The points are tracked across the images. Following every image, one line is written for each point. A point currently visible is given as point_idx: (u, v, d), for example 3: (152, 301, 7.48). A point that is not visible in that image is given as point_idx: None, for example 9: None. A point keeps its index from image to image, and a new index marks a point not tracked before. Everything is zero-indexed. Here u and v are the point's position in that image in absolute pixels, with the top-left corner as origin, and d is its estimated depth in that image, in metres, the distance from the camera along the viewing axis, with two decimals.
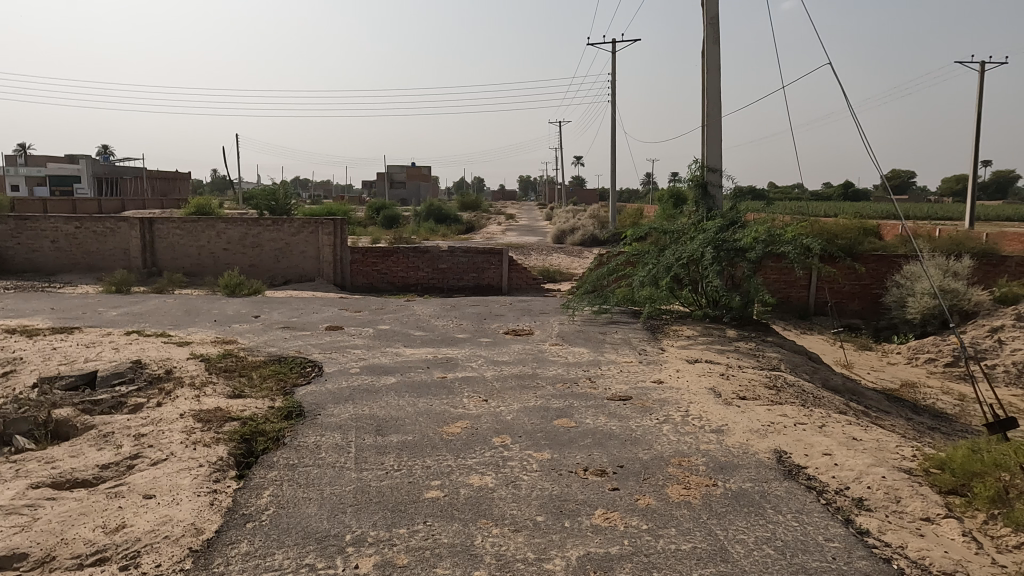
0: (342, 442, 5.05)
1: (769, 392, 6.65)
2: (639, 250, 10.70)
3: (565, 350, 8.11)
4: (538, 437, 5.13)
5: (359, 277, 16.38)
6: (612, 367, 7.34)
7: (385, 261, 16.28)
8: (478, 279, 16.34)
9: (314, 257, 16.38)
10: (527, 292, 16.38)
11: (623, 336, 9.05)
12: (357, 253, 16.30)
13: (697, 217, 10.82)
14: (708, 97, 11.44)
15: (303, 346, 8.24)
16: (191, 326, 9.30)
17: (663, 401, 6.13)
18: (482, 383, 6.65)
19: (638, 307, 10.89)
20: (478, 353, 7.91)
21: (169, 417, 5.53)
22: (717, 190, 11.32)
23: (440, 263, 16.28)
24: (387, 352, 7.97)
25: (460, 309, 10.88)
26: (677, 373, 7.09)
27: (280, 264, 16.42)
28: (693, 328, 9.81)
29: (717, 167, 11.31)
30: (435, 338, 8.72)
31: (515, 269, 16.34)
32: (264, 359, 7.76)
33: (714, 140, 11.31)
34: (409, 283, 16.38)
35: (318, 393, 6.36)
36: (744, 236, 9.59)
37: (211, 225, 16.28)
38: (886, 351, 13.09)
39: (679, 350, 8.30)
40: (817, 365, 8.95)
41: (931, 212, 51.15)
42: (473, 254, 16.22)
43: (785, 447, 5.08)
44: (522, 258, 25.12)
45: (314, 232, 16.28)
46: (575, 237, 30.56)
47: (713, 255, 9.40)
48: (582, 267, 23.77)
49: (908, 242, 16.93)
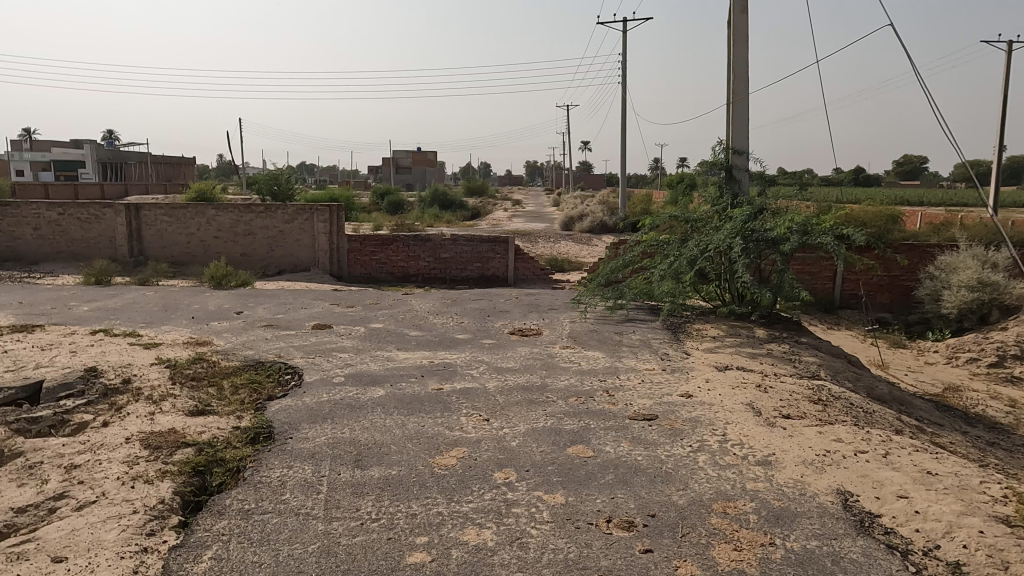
0: (311, 479, 4.17)
1: (816, 409, 5.74)
2: (657, 241, 9.76)
3: (576, 353, 7.23)
4: (549, 473, 4.25)
5: (356, 267, 15.52)
6: (632, 376, 6.44)
7: (384, 251, 15.42)
8: (482, 269, 15.46)
9: (309, 246, 15.51)
10: (535, 283, 15.45)
11: (641, 337, 8.14)
12: (354, 242, 15.43)
13: (722, 204, 9.85)
14: (735, 72, 10.45)
15: (285, 349, 7.39)
16: (164, 325, 8.46)
17: (695, 421, 5.24)
18: (483, 397, 5.77)
19: (656, 303, 9.96)
20: (479, 358, 7.02)
21: (112, 442, 4.67)
22: (742, 175, 10.34)
23: (442, 252, 15.39)
24: (377, 356, 7.09)
25: (461, 304, 10.00)
26: (707, 384, 6.18)
27: (273, 253, 15.55)
28: (719, 327, 8.89)
29: (743, 149, 10.35)
30: (432, 339, 7.83)
31: (521, 259, 15.41)
32: (239, 365, 6.89)
33: (741, 119, 10.36)
34: (410, 274, 15.52)
35: (293, 409, 5.49)
36: (777, 226, 8.63)
37: (200, 212, 15.43)
38: (922, 349, 12.12)
39: (706, 355, 7.39)
40: (858, 370, 8.01)
41: (948, 199, 49.79)
42: (477, 243, 15.31)
43: (849, 487, 4.16)
44: (528, 246, 24.20)
45: (309, 219, 15.39)
46: (583, 223, 29.57)
47: (743, 246, 8.43)
48: (591, 256, 22.83)
49: (940, 231, 15.88)
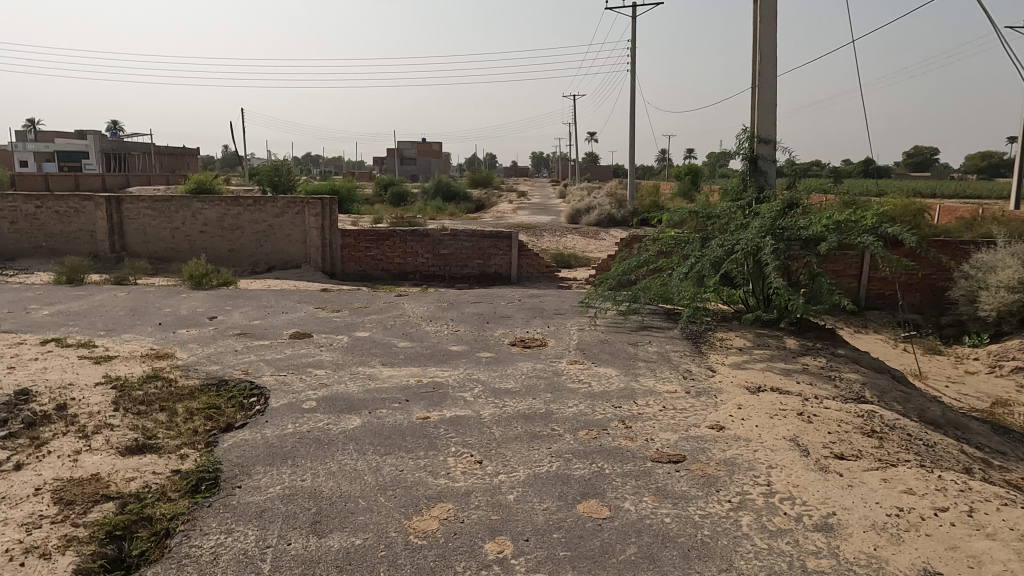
0: (252, 552, 3.29)
1: (872, 446, 4.82)
2: (675, 240, 8.83)
3: (585, 370, 6.33)
4: (553, 544, 3.36)
5: (351, 264, 14.66)
6: (651, 401, 5.53)
7: (380, 246, 14.55)
8: (484, 266, 14.55)
9: (300, 241, 14.62)
10: (540, 280, 14.54)
11: (658, 349, 7.23)
12: (348, 237, 14.55)
13: (747, 198, 8.91)
14: (761, 52, 9.49)
15: (254, 364, 6.52)
16: (126, 333, 7.61)
17: (731, 465, 4.33)
18: (476, 430, 4.88)
19: (674, 308, 9.04)
20: (475, 377, 6.12)
21: (17, 494, 3.81)
22: (768, 166, 9.38)
23: (441, 248, 14.50)
24: (358, 374, 6.20)
25: (458, 309, 9.11)
26: (741, 413, 5.27)
27: (262, 249, 14.68)
28: (744, 337, 7.97)
29: (770, 138, 9.39)
30: (423, 352, 6.93)
31: (525, 255, 14.48)
32: (199, 383, 6.01)
33: (768, 104, 9.38)
34: (407, 271, 14.64)
35: (250, 445, 4.61)
36: (812, 223, 7.67)
37: (185, 205, 14.57)
38: (960, 357, 11.14)
39: (733, 372, 6.48)
40: (905, 387, 7.06)
41: (964, 191, 48.44)
42: (478, 238, 14.40)
43: (938, 565, 3.25)
44: (533, 240, 23.29)
45: (300, 213, 14.49)
46: (590, 216, 28.54)
47: (776, 247, 7.46)
48: (599, 250, 21.91)
49: (974, 226, 14.83)
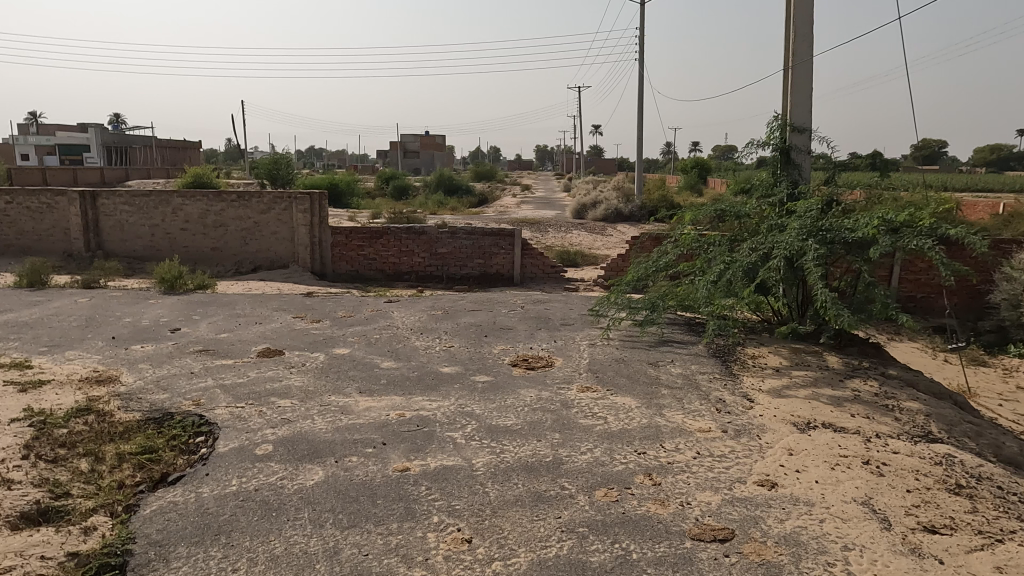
0: None
1: (967, 511, 3.80)
2: (699, 241, 7.81)
3: (599, 400, 5.34)
4: None
5: (342, 264, 13.67)
6: (682, 443, 4.54)
7: (373, 245, 13.57)
8: (485, 266, 13.56)
9: (288, 239, 13.64)
10: (545, 282, 13.54)
11: (682, 370, 6.24)
12: (339, 234, 13.57)
13: (781, 194, 7.87)
14: (796, 30, 8.44)
15: (209, 390, 5.54)
16: (72, 349, 6.65)
17: (795, 545, 3.33)
18: (465, 486, 3.90)
19: (696, 319, 8.02)
20: (467, 409, 5.14)
21: None
22: (803, 157, 8.34)
23: (439, 247, 13.52)
24: (330, 404, 5.22)
25: (453, 319, 8.12)
26: (795, 463, 4.27)
27: (247, 247, 13.72)
28: (779, 355, 6.95)
29: (805, 126, 8.34)
30: (410, 374, 5.95)
31: (529, 254, 13.48)
32: (139, 417, 5.04)
33: (803, 88, 8.32)
34: (402, 271, 13.66)
35: (177, 511, 3.64)
36: (861, 223, 6.62)
37: (164, 201, 13.62)
38: (1009, 369, 10.08)
39: (774, 401, 5.47)
40: (973, 416, 6.04)
41: (980, 185, 47.14)
42: (479, 236, 13.40)
43: None
44: (537, 237, 22.27)
45: (288, 209, 13.51)
46: (597, 211, 27.51)
47: (820, 251, 6.42)
48: (606, 248, 20.89)
49: (1013, 225, 13.73)
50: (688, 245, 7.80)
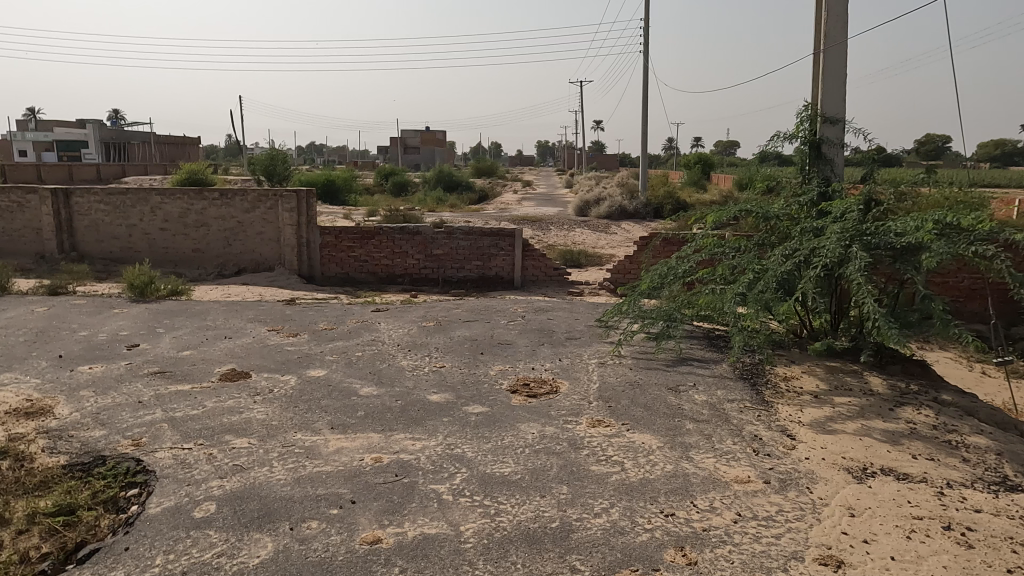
0: None
1: None
2: (721, 246, 6.96)
3: (612, 438, 4.51)
4: None
5: (331, 266, 12.85)
6: (719, 501, 3.71)
7: (364, 245, 12.75)
8: (483, 268, 12.73)
9: (273, 240, 12.81)
10: (547, 285, 12.71)
11: (707, 397, 5.40)
12: (328, 235, 12.74)
13: (813, 193, 7.00)
14: (829, 9, 7.55)
15: (154, 425, 4.71)
16: (9, 371, 5.84)
17: None
18: (450, 567, 3.07)
19: (718, 333, 7.19)
20: (457, 450, 4.32)
21: None
22: (836, 151, 7.48)
23: (434, 247, 12.69)
24: (294, 444, 4.40)
25: (445, 332, 7.30)
26: (861, 531, 3.42)
27: (230, 248, 12.90)
28: (814, 377, 6.12)
29: (838, 117, 7.47)
30: (392, 403, 5.12)
31: (530, 255, 12.66)
32: (65, 462, 4.21)
33: (835, 72, 7.45)
34: (396, 274, 12.84)
35: None
36: (912, 227, 5.74)
37: (142, 199, 12.81)
38: None
39: (819, 439, 4.64)
40: None
41: (990, 180, 46.19)
42: (476, 236, 12.57)
43: None
44: (539, 236, 21.45)
45: (273, 208, 12.68)
46: (600, 208, 26.64)
47: (866, 259, 5.54)
48: (610, 247, 20.05)
49: None
50: (710, 250, 6.96)
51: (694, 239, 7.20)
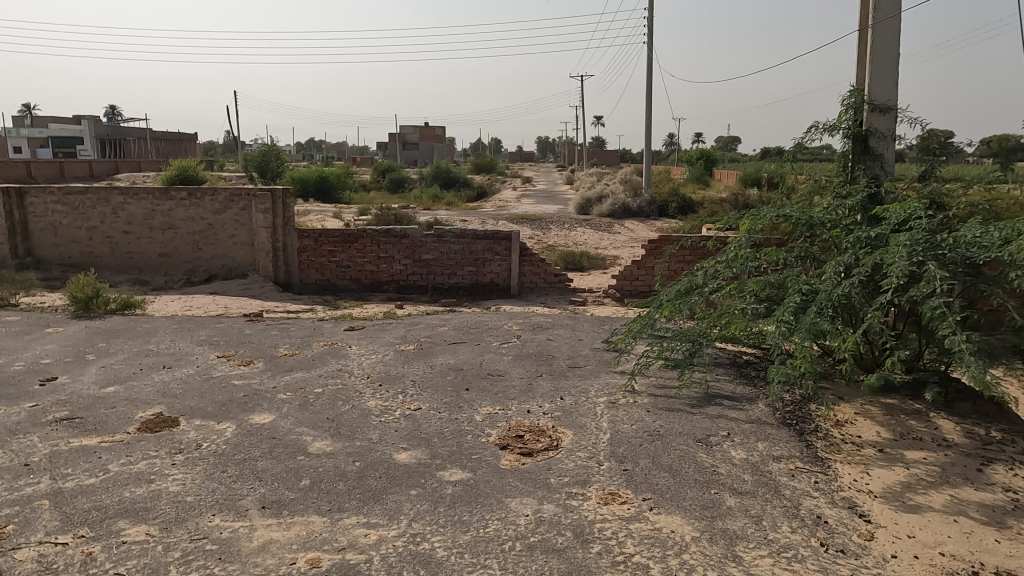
0: None
1: None
2: (753, 259, 5.87)
3: (630, 524, 3.41)
4: None
5: (310, 272, 11.74)
6: None
7: (346, 250, 11.65)
8: (477, 275, 11.60)
9: (247, 244, 11.70)
10: (546, 293, 11.61)
11: (747, 453, 4.30)
12: (306, 238, 11.63)
13: (862, 195, 5.88)
14: None
15: (32, 503, 3.61)
16: None
17: None
18: None
19: (751, 362, 6.13)
20: (422, 546, 3.21)
21: None
22: (886, 145, 6.37)
23: (423, 252, 11.59)
24: (206, 535, 3.29)
25: (425, 360, 6.19)
26: None
27: (200, 253, 11.80)
28: (871, 422, 5.00)
29: (888, 105, 6.35)
30: (348, 466, 4.03)
31: (528, 260, 11.55)
32: None
33: (887, 51, 6.33)
34: (381, 281, 11.72)
35: None
36: (1000, 238, 4.57)
37: (103, 199, 11.71)
38: None
39: (903, 522, 3.53)
40: None
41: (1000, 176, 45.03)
42: (469, 240, 11.46)
43: None
44: (538, 236, 20.34)
45: (246, 208, 11.59)
46: (602, 206, 25.49)
47: (943, 280, 4.41)
48: (613, 248, 18.95)
49: None
50: (740, 262, 5.87)
51: (723, 253, 6.11)
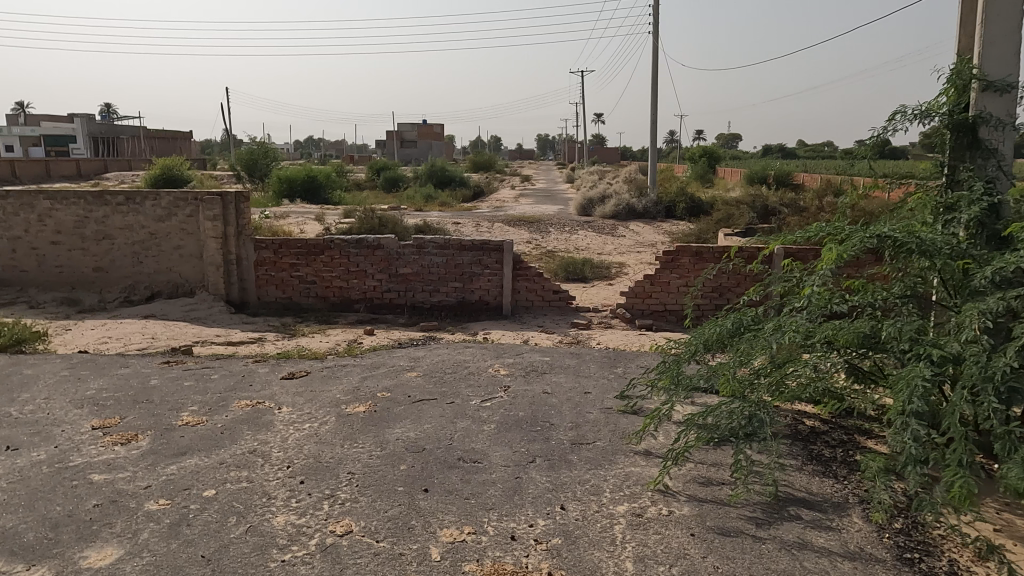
0: None
1: None
2: (832, 300, 4.20)
3: None
4: None
5: (269, 289, 10.08)
6: None
7: (310, 263, 9.98)
8: (463, 292, 9.93)
9: (195, 257, 10.04)
10: (543, 313, 9.95)
11: None
12: (263, 249, 9.97)
13: (984, 207, 4.19)
14: None
15: None
16: None
17: None
18: None
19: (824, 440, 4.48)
20: None
21: None
22: (1001, 138, 4.70)
23: (399, 265, 9.92)
24: None
25: (376, 433, 4.52)
26: None
27: (141, 267, 10.14)
28: None
29: (1005, 82, 4.68)
30: None
31: (522, 275, 9.89)
32: None
33: (1005, 9, 4.67)
34: (351, 298, 10.06)
35: None
36: None
37: (27, 204, 10.06)
38: None
39: None
40: None
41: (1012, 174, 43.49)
42: (453, 251, 9.79)
43: None
44: (536, 240, 18.65)
45: (194, 215, 9.93)
46: (605, 206, 23.81)
47: None
48: (617, 254, 17.29)
49: None
50: (815, 302, 4.21)
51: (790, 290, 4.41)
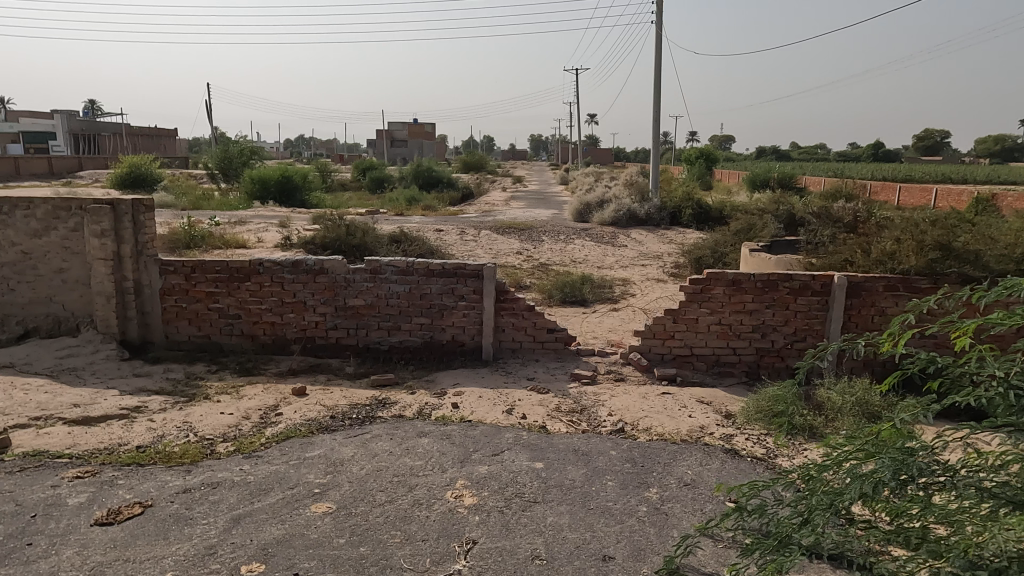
0: None
1: None
2: None
3: None
4: None
5: (180, 326, 7.78)
6: None
7: (232, 292, 7.67)
8: (430, 330, 7.64)
9: (81, 283, 7.70)
10: (534, 357, 7.69)
11: None
12: (172, 275, 7.65)
13: None
14: None
15: None
16: None
17: None
18: None
19: None
20: None
21: None
22: None
23: (348, 296, 7.62)
24: None
25: None
26: None
27: (12, 296, 7.79)
28: None
29: None
30: None
31: (507, 309, 7.61)
32: None
33: None
34: (285, 338, 7.76)
35: None
36: None
37: None
38: None
39: None
40: None
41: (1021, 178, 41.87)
42: (417, 278, 7.51)
43: None
44: (528, 252, 16.36)
45: (79, 229, 7.60)
46: (605, 211, 21.61)
47: None
48: (621, 267, 15.07)
49: None
50: None
51: None
